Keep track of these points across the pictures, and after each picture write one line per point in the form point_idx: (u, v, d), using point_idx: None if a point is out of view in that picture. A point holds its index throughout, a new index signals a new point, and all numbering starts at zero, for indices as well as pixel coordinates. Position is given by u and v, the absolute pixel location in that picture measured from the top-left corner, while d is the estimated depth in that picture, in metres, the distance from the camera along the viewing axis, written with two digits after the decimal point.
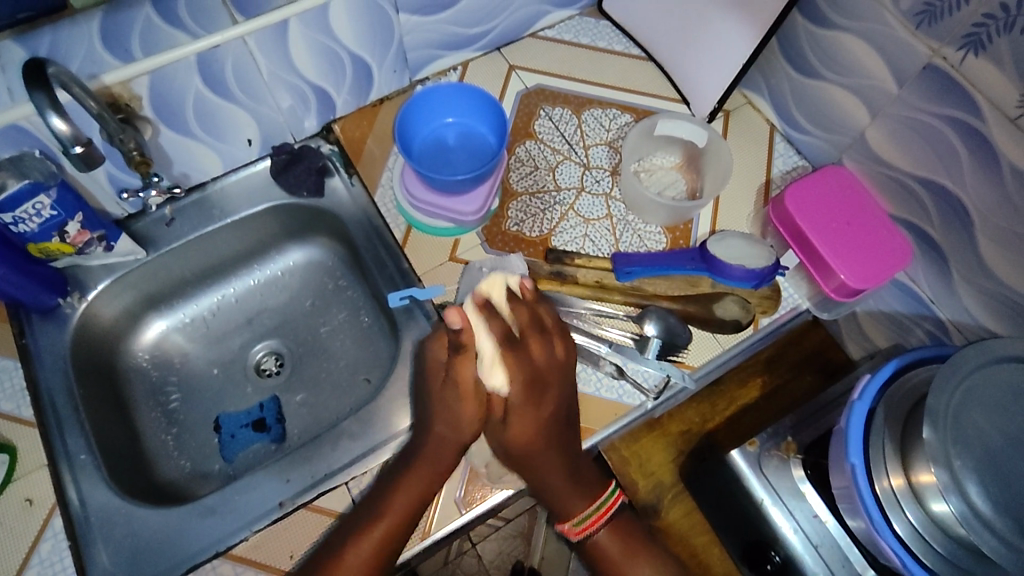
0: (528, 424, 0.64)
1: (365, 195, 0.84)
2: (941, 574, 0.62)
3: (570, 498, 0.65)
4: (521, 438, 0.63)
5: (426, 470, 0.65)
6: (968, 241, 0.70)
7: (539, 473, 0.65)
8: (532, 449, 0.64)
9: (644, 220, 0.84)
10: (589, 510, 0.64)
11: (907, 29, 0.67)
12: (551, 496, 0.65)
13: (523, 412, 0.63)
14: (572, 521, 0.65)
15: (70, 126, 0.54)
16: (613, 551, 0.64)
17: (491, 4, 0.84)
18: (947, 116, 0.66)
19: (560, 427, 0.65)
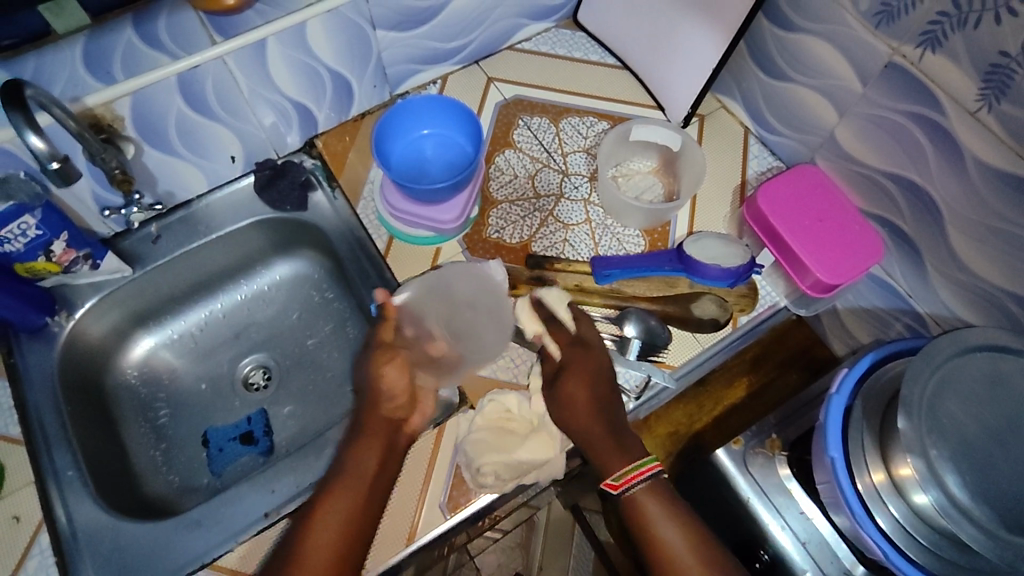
0: (581, 382, 0.68)
1: (347, 207, 0.85)
2: (924, 564, 0.63)
3: (610, 455, 0.64)
4: (572, 398, 0.67)
5: (374, 438, 0.66)
6: (939, 236, 0.71)
7: (579, 427, 0.66)
8: (575, 412, 0.66)
9: (623, 223, 0.85)
10: (626, 469, 0.63)
11: (867, 29, 0.68)
12: (592, 445, 0.65)
13: (580, 373, 0.68)
14: (609, 478, 0.63)
15: (48, 144, 0.55)
16: (651, 507, 0.62)
17: (465, 19, 0.87)
18: (911, 112, 0.68)
19: (603, 403, 0.67)
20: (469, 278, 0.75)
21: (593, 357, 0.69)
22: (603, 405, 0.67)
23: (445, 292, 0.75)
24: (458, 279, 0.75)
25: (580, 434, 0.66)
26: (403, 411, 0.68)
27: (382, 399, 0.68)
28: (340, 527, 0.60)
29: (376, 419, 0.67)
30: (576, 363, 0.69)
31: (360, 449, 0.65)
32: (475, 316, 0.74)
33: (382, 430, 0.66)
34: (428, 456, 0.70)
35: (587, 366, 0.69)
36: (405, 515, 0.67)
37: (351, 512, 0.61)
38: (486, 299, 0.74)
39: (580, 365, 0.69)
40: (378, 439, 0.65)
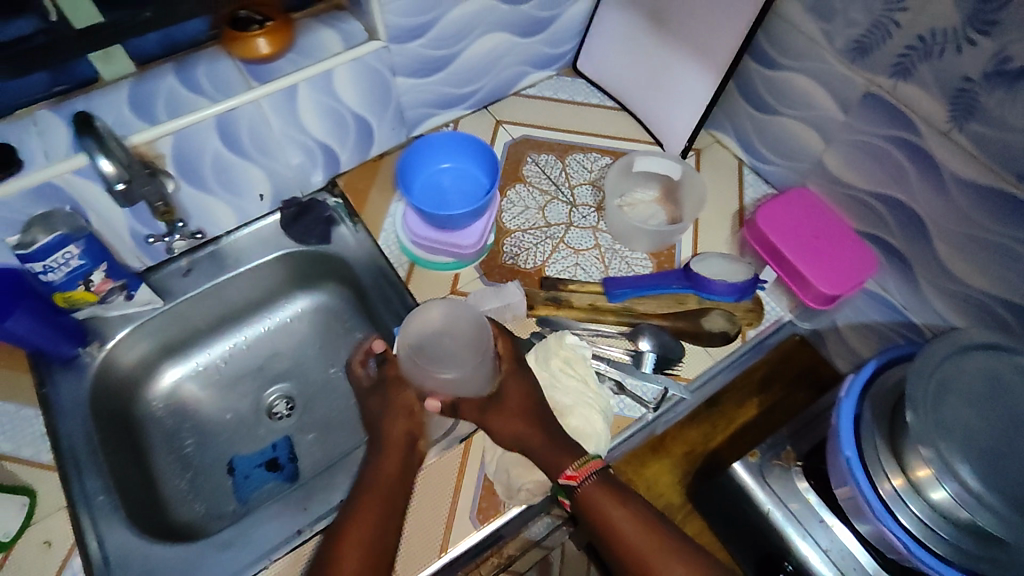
0: (522, 394, 0.69)
1: (369, 240, 0.90)
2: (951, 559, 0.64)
3: (560, 454, 0.65)
4: (514, 401, 0.68)
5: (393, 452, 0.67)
6: (927, 248, 0.76)
7: (524, 433, 0.66)
8: (514, 424, 0.67)
9: (631, 247, 0.90)
10: (579, 461, 0.65)
11: (844, 64, 0.76)
12: (539, 446, 0.66)
13: (517, 380, 0.69)
14: (567, 470, 0.64)
15: (116, 167, 0.61)
16: (604, 502, 0.63)
17: (476, 67, 0.95)
18: (890, 135, 0.74)
19: (541, 410, 0.68)
20: (444, 305, 0.62)
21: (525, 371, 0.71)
22: (546, 412, 0.69)
23: (422, 331, 0.62)
24: (429, 313, 0.62)
25: (526, 439, 0.66)
26: (408, 431, 0.68)
27: (389, 422, 0.68)
28: (367, 538, 0.60)
29: (392, 438, 0.67)
30: (511, 375, 0.69)
31: (379, 465, 0.66)
32: (454, 347, 0.62)
33: (400, 443, 0.67)
34: (456, 471, 0.71)
35: (522, 378, 0.70)
36: (436, 527, 0.68)
37: (378, 527, 0.61)
38: (463, 320, 0.62)
39: (517, 377, 0.69)
40: (396, 452, 0.67)
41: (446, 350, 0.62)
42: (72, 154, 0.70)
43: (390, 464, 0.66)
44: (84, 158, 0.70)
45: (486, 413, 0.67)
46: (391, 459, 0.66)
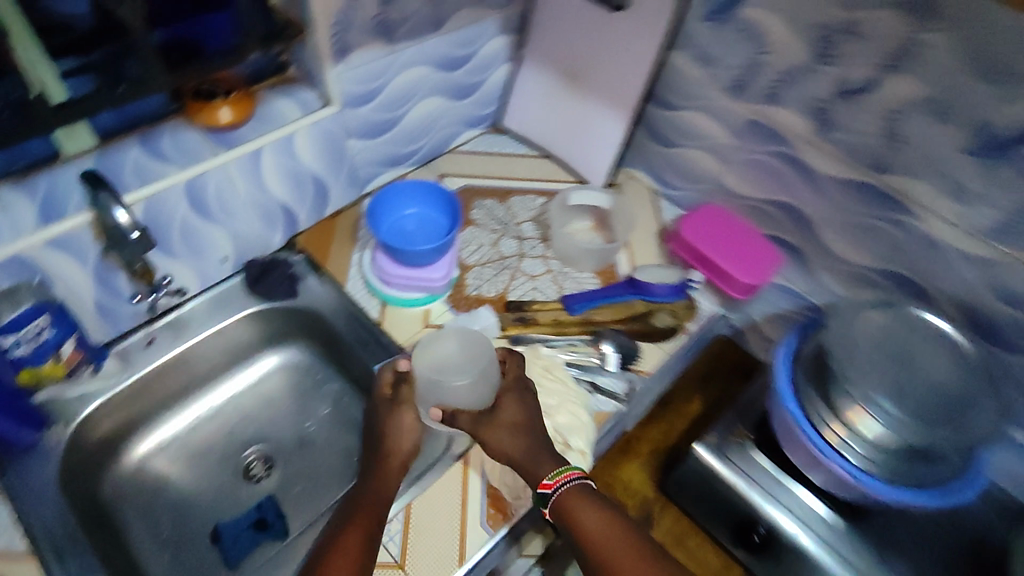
0: (516, 408, 0.73)
1: (335, 289, 0.94)
2: (895, 482, 0.73)
3: (540, 461, 0.69)
4: (509, 417, 0.72)
5: (394, 468, 0.73)
6: (816, 238, 0.94)
7: (511, 444, 0.70)
8: (503, 437, 0.71)
9: (577, 269, 1.01)
10: (557, 471, 0.68)
11: (727, 99, 0.94)
12: (524, 456, 0.70)
13: (512, 399, 0.74)
14: (544, 478, 0.68)
15: (130, 218, 0.67)
16: (579, 508, 0.66)
17: (418, 127, 1.05)
18: (771, 152, 0.92)
19: (534, 425, 0.72)
20: (454, 336, 0.77)
21: (527, 390, 0.75)
22: (538, 425, 0.73)
23: (436, 355, 0.76)
24: (444, 341, 0.77)
25: (511, 450, 0.70)
26: (416, 443, 0.75)
27: (397, 439, 0.75)
28: (359, 544, 0.65)
29: (388, 458, 0.74)
30: (508, 393, 0.74)
31: (376, 481, 0.71)
32: (464, 363, 0.75)
33: (397, 463, 0.73)
34: (460, 485, 0.75)
35: (520, 395, 0.74)
36: (451, 540, 0.71)
37: (366, 539, 0.65)
38: (474, 344, 0.76)
39: (516, 392, 0.75)
40: (393, 465, 0.73)
41: (456, 365, 0.75)
42: (50, 223, 0.72)
43: (388, 478, 0.72)
44: (85, 217, 0.73)
45: (478, 424, 0.72)
46: (390, 478, 0.72)
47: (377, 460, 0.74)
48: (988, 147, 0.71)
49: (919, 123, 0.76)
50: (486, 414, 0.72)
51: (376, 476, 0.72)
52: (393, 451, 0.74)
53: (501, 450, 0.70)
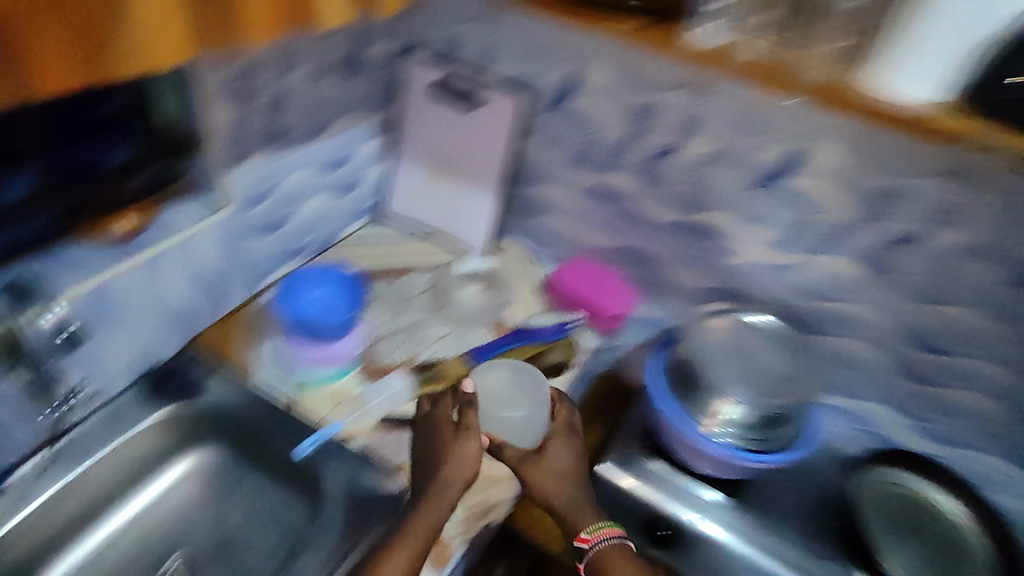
0: (560, 455, 0.86)
1: (241, 384, 0.97)
2: (766, 451, 0.90)
3: (580, 514, 0.81)
4: (558, 464, 0.85)
5: (436, 500, 0.78)
6: (661, 274, 1.13)
7: (551, 492, 0.83)
8: (545, 485, 0.83)
9: (473, 329, 1.12)
10: (592, 527, 0.79)
11: (570, 172, 1.13)
12: (567, 506, 0.82)
13: (561, 448, 0.87)
14: (582, 532, 0.79)
15: (58, 321, 0.79)
16: (613, 559, 0.77)
17: (304, 224, 1.13)
18: (611, 210, 1.12)
19: (577, 477, 0.85)
20: (503, 372, 0.94)
21: (575, 438, 0.89)
22: (575, 473, 0.85)
23: (490, 388, 0.92)
24: (489, 378, 0.93)
25: (552, 495, 0.82)
26: (475, 473, 0.80)
27: (460, 467, 0.79)
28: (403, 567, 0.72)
29: (446, 484, 0.78)
30: (557, 437, 0.88)
31: (424, 507, 0.77)
32: (518, 396, 0.90)
33: (450, 491, 0.78)
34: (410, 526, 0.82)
35: (568, 442, 0.88)
36: None
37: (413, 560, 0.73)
38: (522, 380, 0.93)
39: (563, 439, 0.88)
40: (443, 495, 0.78)
41: (508, 400, 0.90)
42: None
43: (431, 506, 0.77)
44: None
45: (525, 463, 0.84)
46: (433, 505, 0.77)
47: (427, 486, 0.79)
48: (766, 180, 0.93)
49: (718, 171, 0.97)
50: (535, 456, 0.85)
51: (427, 504, 0.77)
52: (450, 477, 0.79)
53: (547, 493, 0.83)
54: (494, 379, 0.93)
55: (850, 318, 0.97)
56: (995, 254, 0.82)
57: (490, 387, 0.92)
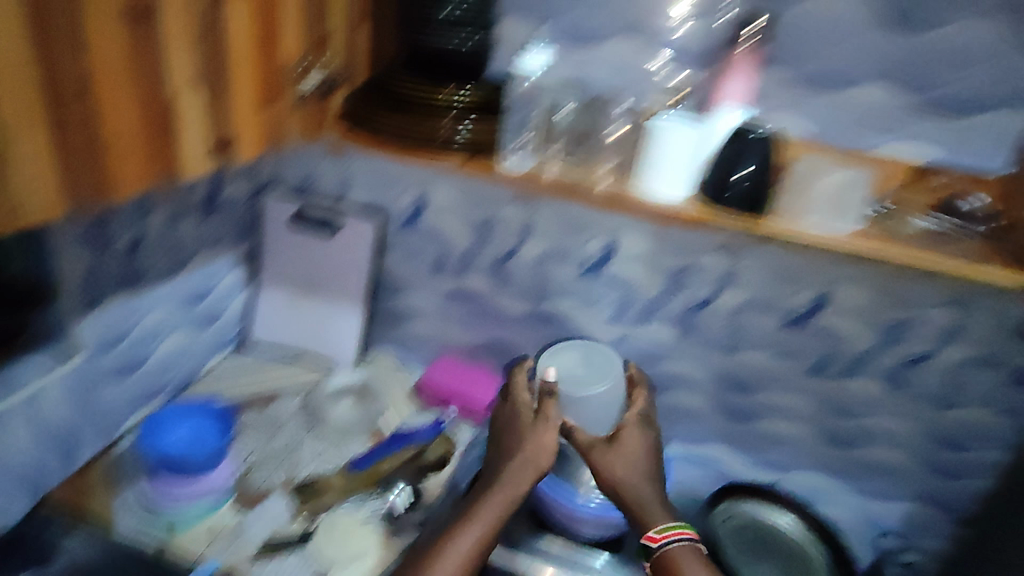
0: (633, 442, 0.93)
1: (100, 538, 0.91)
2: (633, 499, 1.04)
3: (651, 510, 0.87)
4: (629, 454, 0.91)
5: (502, 490, 0.90)
6: (523, 362, 1.25)
7: (627, 481, 0.89)
8: (627, 472, 0.90)
9: (352, 439, 1.13)
10: (663, 527, 0.84)
11: (429, 281, 1.23)
12: (635, 502, 0.88)
13: (635, 436, 0.94)
14: (651, 531, 0.85)
15: None
16: (684, 558, 0.82)
17: (165, 361, 1.12)
18: (471, 310, 1.24)
19: (644, 469, 0.91)
20: (575, 351, 1.05)
21: (649, 429, 0.96)
22: (647, 465, 0.92)
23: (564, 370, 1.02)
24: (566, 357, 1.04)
25: (624, 485, 0.89)
26: (547, 463, 0.92)
27: (537, 452, 0.92)
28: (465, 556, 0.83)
29: (528, 465, 0.92)
30: (633, 427, 0.95)
31: (491, 494, 0.89)
32: (590, 374, 1.01)
33: (528, 472, 0.91)
34: None
35: (643, 434, 0.94)
36: None
37: (478, 546, 0.84)
38: (596, 359, 1.03)
39: (636, 428, 0.95)
40: (503, 493, 0.89)
41: (587, 378, 1.00)
42: None
43: (495, 503, 0.89)
44: None
45: (597, 450, 0.92)
46: (500, 495, 0.89)
47: (493, 478, 0.92)
48: (589, 270, 1.12)
49: (555, 267, 1.13)
50: (609, 447, 0.92)
51: (491, 495, 0.89)
52: (534, 460, 0.92)
53: (625, 477, 0.89)
54: (567, 365, 1.02)
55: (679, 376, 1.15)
56: (768, 308, 1.05)
57: (567, 370, 1.01)
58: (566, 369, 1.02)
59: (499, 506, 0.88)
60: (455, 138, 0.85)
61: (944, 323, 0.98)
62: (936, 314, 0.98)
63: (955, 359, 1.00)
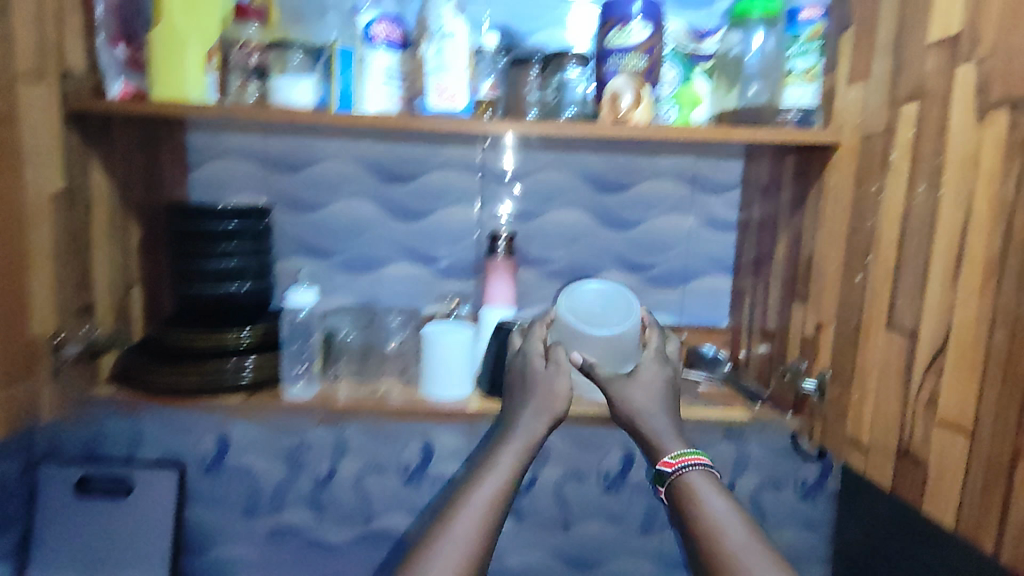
0: (646, 378, 0.81)
1: None
2: None
3: (666, 441, 0.76)
4: (645, 387, 0.80)
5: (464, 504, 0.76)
6: None
7: (642, 408, 0.79)
8: (648, 405, 0.79)
9: None
10: (676, 454, 0.74)
11: (245, 525, 1.14)
12: (648, 433, 0.77)
13: (650, 370, 0.82)
14: (666, 456, 0.74)
15: None
16: (700, 486, 0.70)
17: None
18: (295, 547, 1.15)
19: (659, 400, 0.79)
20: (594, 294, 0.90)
21: (667, 365, 0.84)
22: (665, 395, 0.81)
23: (576, 311, 0.87)
24: (577, 297, 0.89)
25: (639, 416, 0.78)
26: (563, 410, 0.77)
27: (546, 397, 0.77)
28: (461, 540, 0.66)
29: (535, 415, 0.77)
30: (651, 361, 0.83)
31: (483, 466, 0.73)
32: (604, 317, 0.87)
33: (532, 429, 0.76)
34: None
35: (661, 367, 0.83)
36: None
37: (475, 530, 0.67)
38: (611, 301, 0.89)
39: (651, 365, 0.83)
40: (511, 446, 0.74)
41: (599, 317, 0.87)
42: None
43: (498, 463, 0.73)
44: None
45: (612, 386, 0.81)
46: (505, 456, 0.73)
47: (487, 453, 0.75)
48: (411, 478, 1.13)
49: (375, 479, 1.13)
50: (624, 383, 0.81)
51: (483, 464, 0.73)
52: (542, 407, 0.77)
53: (634, 417, 0.79)
54: (583, 307, 0.88)
55: (522, 566, 1.12)
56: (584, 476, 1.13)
57: (587, 310, 0.87)
58: (580, 309, 0.87)
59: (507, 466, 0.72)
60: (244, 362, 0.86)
61: (733, 453, 1.10)
62: (722, 449, 1.10)
63: (753, 483, 1.12)
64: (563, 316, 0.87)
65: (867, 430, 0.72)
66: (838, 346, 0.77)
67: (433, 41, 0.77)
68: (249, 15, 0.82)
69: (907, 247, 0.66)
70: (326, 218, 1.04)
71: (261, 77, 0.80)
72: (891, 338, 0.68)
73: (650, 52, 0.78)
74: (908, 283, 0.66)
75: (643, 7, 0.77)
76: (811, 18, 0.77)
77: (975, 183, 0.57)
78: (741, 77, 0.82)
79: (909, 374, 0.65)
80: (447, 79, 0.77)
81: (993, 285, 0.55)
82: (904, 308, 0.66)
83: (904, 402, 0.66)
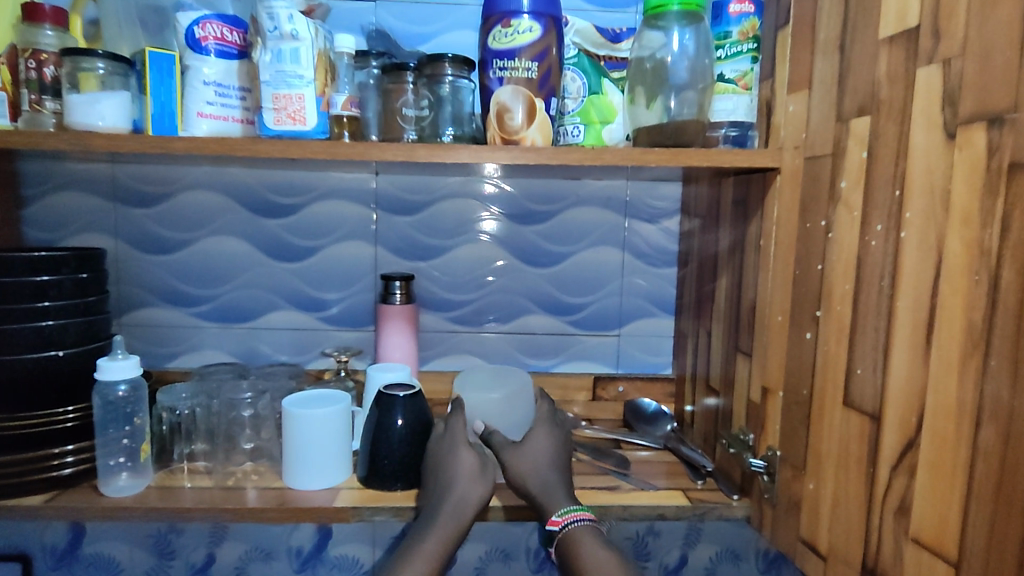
0: (540, 439, 0.70)
1: None
2: None
3: (556, 495, 0.64)
4: (536, 446, 0.68)
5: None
6: None
7: (534, 470, 0.66)
8: (539, 466, 0.66)
9: None
10: (563, 509, 0.63)
11: None
12: (539, 487, 0.65)
13: (544, 431, 0.71)
14: (551, 515, 0.63)
15: None
16: (590, 544, 0.61)
17: None
18: None
19: (556, 458, 0.68)
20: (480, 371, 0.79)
21: (557, 428, 0.72)
22: (559, 454, 0.68)
23: (464, 386, 0.76)
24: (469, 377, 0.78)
25: (528, 479, 0.65)
26: (487, 495, 0.65)
27: (450, 471, 0.65)
28: None
29: (440, 493, 0.64)
30: (541, 424, 0.72)
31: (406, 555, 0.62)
32: (492, 382, 0.76)
33: (453, 509, 0.63)
34: None
35: (550, 432, 0.71)
36: None
37: None
38: (503, 373, 0.79)
39: (546, 425, 0.72)
40: (440, 527, 0.62)
41: (484, 384, 0.76)
42: None
43: (425, 549, 0.62)
44: None
45: (502, 453, 0.68)
46: (432, 542, 0.62)
47: (409, 541, 0.63)
48: (305, 564, 0.96)
49: (261, 567, 0.95)
50: (512, 446, 0.68)
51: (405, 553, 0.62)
52: (434, 482, 0.66)
53: (522, 479, 0.66)
54: (468, 381, 0.76)
55: None
56: (511, 555, 0.97)
57: (471, 382, 0.76)
58: (466, 383, 0.76)
59: (437, 551, 0.62)
60: (64, 451, 0.68)
61: (682, 524, 0.95)
62: (670, 521, 0.94)
63: (707, 555, 0.96)
64: (457, 391, 0.75)
65: (826, 532, 0.56)
66: (787, 419, 0.62)
67: (268, 48, 0.61)
68: (41, 15, 0.66)
69: (862, 304, 0.51)
70: (193, 258, 0.88)
71: (58, 95, 0.66)
72: (849, 418, 0.53)
73: (542, 56, 0.64)
74: (866, 348, 0.51)
75: (533, 2, 0.63)
76: (741, 13, 0.64)
77: (945, 225, 0.43)
78: (663, 87, 0.67)
79: (874, 467, 0.50)
80: (288, 93, 0.61)
81: (975, 363, 0.40)
82: (865, 380, 0.51)
83: (867, 505, 0.51)
